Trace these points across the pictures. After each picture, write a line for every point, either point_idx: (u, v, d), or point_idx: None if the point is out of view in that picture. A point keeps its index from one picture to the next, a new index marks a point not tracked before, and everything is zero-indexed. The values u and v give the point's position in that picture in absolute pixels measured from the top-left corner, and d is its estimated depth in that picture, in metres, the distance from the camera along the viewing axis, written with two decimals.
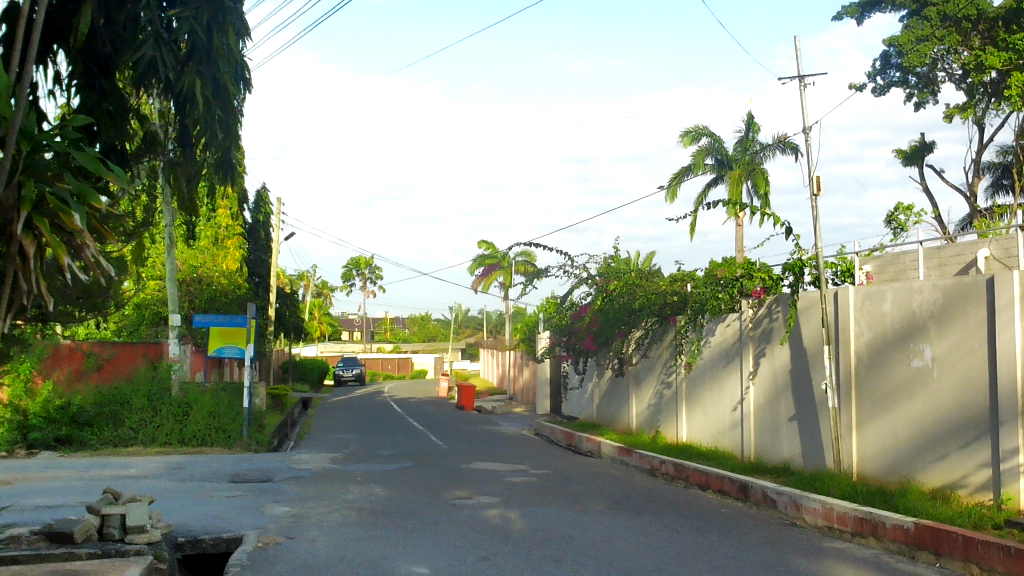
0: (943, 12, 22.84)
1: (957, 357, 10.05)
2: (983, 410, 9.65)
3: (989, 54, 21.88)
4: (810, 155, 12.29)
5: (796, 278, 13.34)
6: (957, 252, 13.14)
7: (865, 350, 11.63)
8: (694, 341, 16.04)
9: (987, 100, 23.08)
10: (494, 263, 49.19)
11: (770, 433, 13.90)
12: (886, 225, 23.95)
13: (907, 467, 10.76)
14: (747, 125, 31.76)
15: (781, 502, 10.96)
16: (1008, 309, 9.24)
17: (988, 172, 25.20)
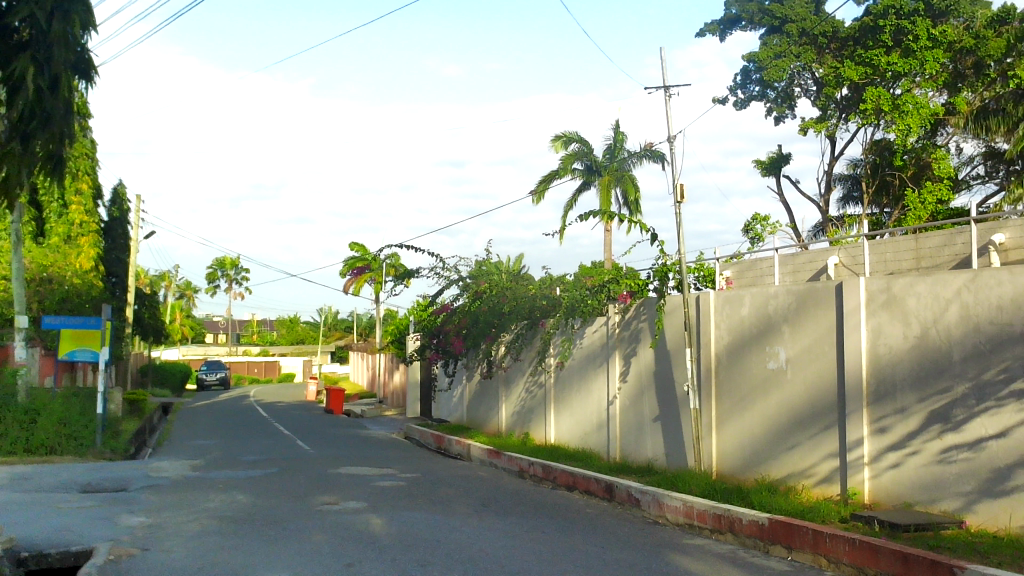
0: (800, 29, 24.06)
1: (809, 357, 10.52)
2: (830, 408, 10.16)
3: (848, 67, 22.99)
4: (674, 163, 12.68)
5: (661, 283, 13.70)
6: (810, 259, 13.72)
7: (725, 352, 12.06)
8: (564, 343, 16.27)
9: (840, 115, 24.06)
10: (364, 265, 48.67)
11: (634, 434, 14.25)
12: (744, 234, 24.92)
13: (763, 464, 11.22)
14: (615, 134, 32.41)
15: (645, 501, 11.21)
16: (855, 313, 9.71)
17: (840, 184, 26.37)
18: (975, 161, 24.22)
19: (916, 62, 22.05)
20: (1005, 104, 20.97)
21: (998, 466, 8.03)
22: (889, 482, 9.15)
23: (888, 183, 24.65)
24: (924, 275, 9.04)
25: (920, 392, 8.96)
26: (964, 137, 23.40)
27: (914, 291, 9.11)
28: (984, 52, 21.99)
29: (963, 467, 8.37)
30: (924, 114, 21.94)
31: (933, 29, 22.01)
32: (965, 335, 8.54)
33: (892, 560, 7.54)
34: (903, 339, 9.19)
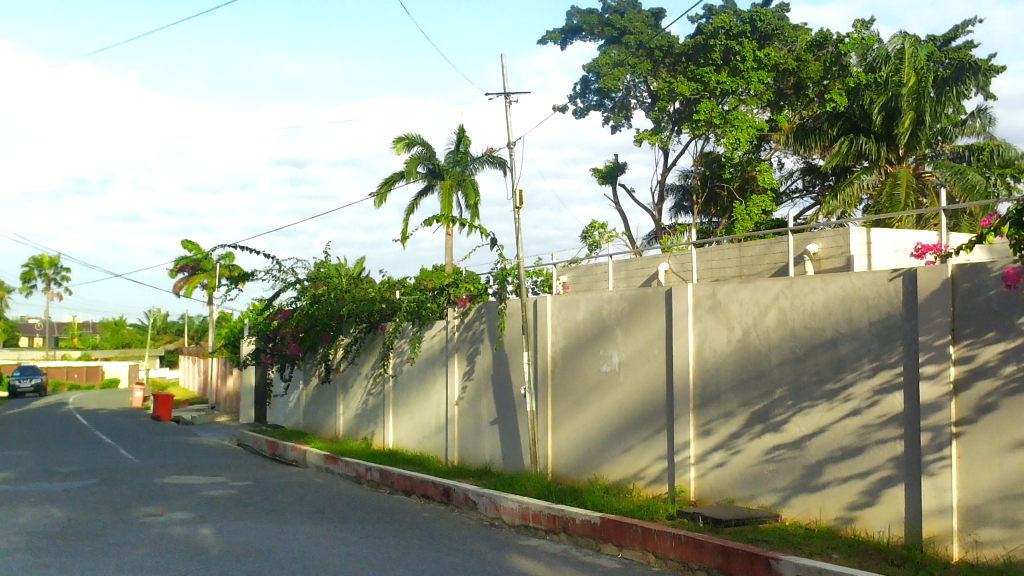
0: (637, 42, 24.83)
1: (639, 360, 10.88)
2: (658, 409, 10.55)
3: (680, 83, 23.76)
4: (514, 169, 12.85)
5: (500, 287, 13.83)
6: (641, 266, 14.18)
7: (561, 355, 12.32)
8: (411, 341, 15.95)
9: (673, 128, 24.95)
10: (198, 266, 46.84)
11: (472, 437, 14.33)
12: (583, 240, 25.52)
13: (596, 464, 11.52)
14: (459, 138, 32.49)
15: (481, 504, 11.27)
16: (683, 318, 10.12)
17: (671, 194, 27.39)
18: (795, 175, 25.69)
19: (742, 80, 23.26)
20: (822, 124, 23.51)
21: (812, 462, 8.53)
22: (714, 480, 9.60)
23: (716, 194, 25.99)
24: (745, 282, 9.49)
25: (741, 394, 9.40)
26: (785, 153, 24.89)
27: (737, 297, 9.54)
28: (804, 74, 23.51)
29: (781, 465, 8.85)
30: (748, 129, 23.01)
31: (758, 51, 23.30)
32: (782, 339, 8.98)
33: (714, 555, 7.89)
34: (726, 343, 9.64)
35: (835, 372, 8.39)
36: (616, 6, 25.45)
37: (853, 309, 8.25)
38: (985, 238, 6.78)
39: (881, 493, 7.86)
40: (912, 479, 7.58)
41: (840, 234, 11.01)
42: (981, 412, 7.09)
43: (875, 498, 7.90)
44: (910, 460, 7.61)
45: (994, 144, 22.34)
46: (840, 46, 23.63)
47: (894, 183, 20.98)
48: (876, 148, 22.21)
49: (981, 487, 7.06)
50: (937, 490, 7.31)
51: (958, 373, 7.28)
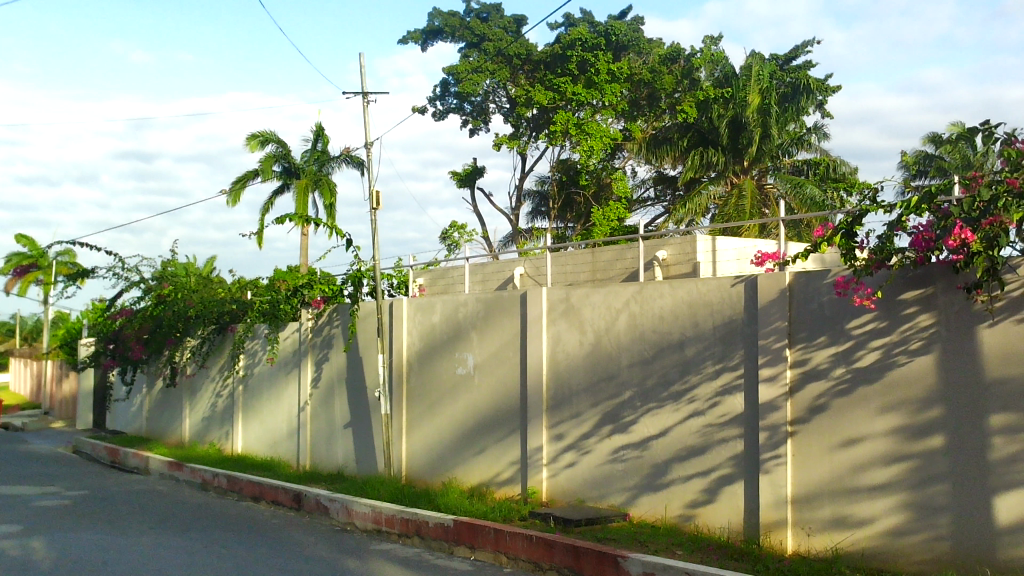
0: (495, 48, 24.97)
1: (494, 363, 10.96)
2: (512, 412, 10.65)
3: (537, 91, 23.97)
4: (372, 170, 12.70)
5: (355, 288, 13.64)
6: (497, 269, 14.28)
7: (416, 358, 12.27)
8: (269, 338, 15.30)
9: (531, 134, 25.12)
10: (32, 262, 44.16)
11: (324, 441, 14.07)
12: (442, 241, 25.55)
13: (450, 468, 11.53)
14: (315, 137, 31.87)
15: (333, 509, 11.08)
16: (537, 322, 10.26)
17: (528, 199, 27.70)
18: (648, 184, 26.46)
19: (597, 92, 23.75)
20: (673, 134, 24.41)
21: (658, 461, 8.81)
22: (565, 481, 9.79)
23: (572, 200, 26.49)
24: (597, 287, 9.71)
25: (592, 396, 9.61)
26: (638, 162, 25.61)
27: (590, 302, 9.74)
28: (659, 85, 24.34)
29: (629, 464, 9.10)
30: (604, 139, 23.66)
31: (612, 64, 23.86)
32: (632, 342, 9.22)
33: (564, 554, 8.02)
34: (578, 346, 9.83)
35: (681, 375, 8.68)
36: (479, 10, 25.60)
37: (698, 314, 8.56)
38: (820, 247, 7.16)
39: (722, 490, 8.19)
40: (751, 477, 7.93)
41: (687, 241, 11.40)
42: (814, 412, 7.49)
43: (716, 496, 8.24)
44: (749, 458, 7.96)
45: (829, 160, 23.73)
46: (692, 60, 24.63)
47: (739, 195, 21.99)
48: (724, 160, 23.17)
49: (812, 483, 7.46)
50: (773, 486, 7.67)
51: (794, 375, 7.66)
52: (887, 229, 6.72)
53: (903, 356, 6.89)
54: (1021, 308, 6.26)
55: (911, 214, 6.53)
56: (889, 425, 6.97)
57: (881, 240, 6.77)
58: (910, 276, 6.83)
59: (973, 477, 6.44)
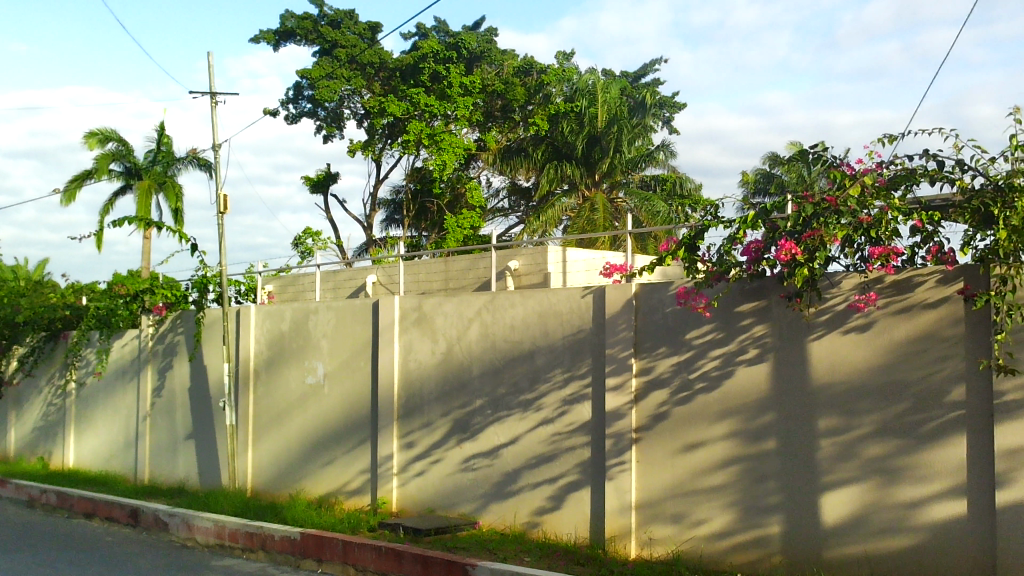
0: (348, 55, 24.59)
1: (344, 372, 10.80)
2: (361, 422, 10.53)
3: (391, 102, 23.57)
4: (219, 173, 12.30)
5: (200, 295, 13.16)
6: (349, 276, 14.10)
7: (264, 367, 11.95)
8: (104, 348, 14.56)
9: (386, 142, 24.74)
10: None
11: (164, 453, 13.50)
12: (294, 248, 24.98)
13: (297, 479, 11.29)
14: (159, 137, 30.60)
15: (172, 524, 10.64)
16: (389, 330, 10.18)
17: (383, 207, 27.44)
18: (502, 194, 26.72)
19: (450, 103, 23.74)
20: (526, 146, 24.82)
21: (507, 470, 8.90)
22: (416, 490, 9.76)
23: (426, 208, 26.46)
24: (449, 295, 9.72)
25: (443, 405, 9.61)
26: (493, 172, 25.84)
27: (442, 311, 9.74)
28: (512, 97, 24.27)
29: (479, 473, 9.16)
30: (457, 149, 23.74)
31: (464, 78, 23.92)
32: (483, 352, 9.28)
33: (413, 565, 7.98)
34: (430, 355, 9.82)
35: (531, 384, 8.80)
36: (333, 15, 25.03)
37: (548, 323, 8.70)
38: (665, 260, 7.43)
39: (568, 497, 8.35)
40: (596, 483, 8.13)
41: (538, 252, 11.58)
42: (657, 419, 7.74)
43: (562, 502, 8.39)
44: (595, 465, 8.16)
45: (675, 176, 24.64)
46: (543, 75, 24.72)
47: (592, 208, 22.52)
48: (578, 172, 23.88)
49: (654, 488, 7.72)
50: (618, 492, 7.88)
51: (638, 383, 7.90)
52: (726, 244, 7.04)
53: (739, 365, 7.23)
54: (845, 320, 6.66)
55: (748, 229, 6.86)
56: (725, 431, 7.29)
57: (720, 253, 7.08)
58: (747, 289, 7.17)
59: (802, 479, 6.81)
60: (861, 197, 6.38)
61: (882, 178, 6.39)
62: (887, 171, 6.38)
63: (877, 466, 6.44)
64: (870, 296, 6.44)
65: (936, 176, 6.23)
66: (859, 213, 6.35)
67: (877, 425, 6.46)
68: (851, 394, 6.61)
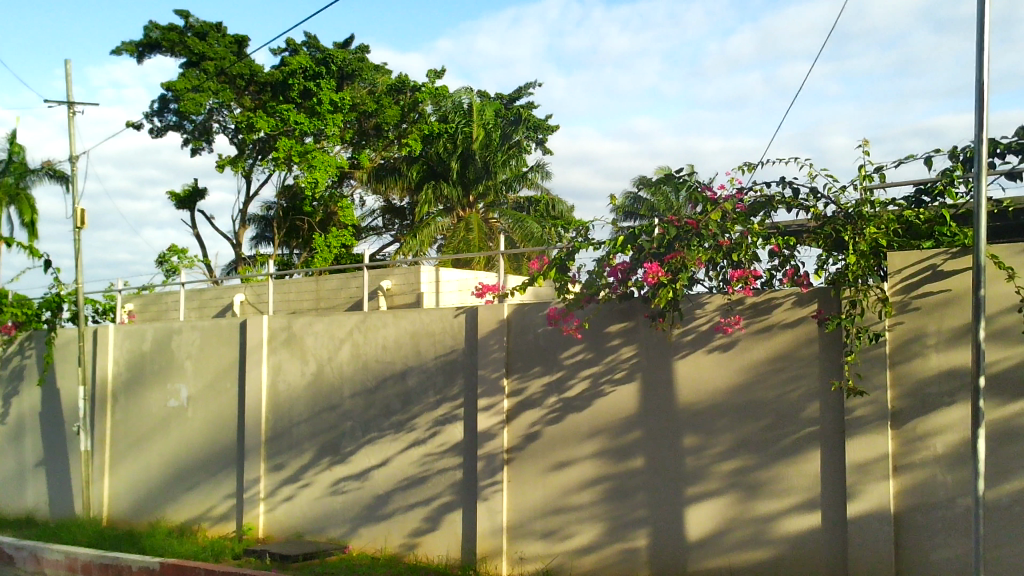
0: (217, 68, 23.82)
1: (209, 394, 10.44)
2: (226, 445, 10.19)
3: (260, 117, 23.02)
4: (76, 187, 11.75)
5: (53, 314, 12.50)
6: (215, 295, 13.68)
7: (123, 389, 11.43)
8: None
9: (256, 157, 24.21)
10: None
11: (11, 482, 12.71)
12: (158, 266, 24.06)
13: (157, 507, 10.83)
14: (11, 147, 29.01)
15: (19, 558, 10.01)
16: (256, 350, 9.92)
17: (253, 224, 26.76)
18: (376, 213, 26.49)
19: (320, 121, 23.22)
20: (400, 165, 24.81)
21: (379, 492, 8.78)
22: (283, 515, 9.52)
23: (297, 227, 25.98)
24: (320, 316, 9.53)
25: (312, 427, 9.41)
26: (367, 191, 25.61)
27: (312, 331, 9.55)
28: (383, 118, 23.90)
29: (349, 496, 8.99)
30: (330, 167, 23.40)
31: (334, 94, 23.38)
32: (355, 373, 9.14)
33: None
34: (299, 376, 9.61)
35: (402, 405, 8.72)
36: (199, 26, 24.04)
37: (421, 343, 8.65)
38: (537, 280, 7.49)
39: (440, 519, 8.30)
40: (468, 503, 8.12)
41: (411, 272, 11.51)
42: (528, 439, 7.80)
43: (434, 524, 8.33)
44: (466, 486, 8.14)
45: (548, 198, 25.00)
46: (417, 93, 24.79)
47: (467, 227, 22.61)
48: (455, 192, 24.04)
49: (525, 508, 7.77)
50: (489, 512, 7.89)
51: (510, 404, 7.94)
52: (597, 265, 7.15)
53: (608, 385, 7.36)
54: (710, 340, 6.87)
55: (617, 252, 7.01)
56: (595, 450, 7.40)
57: (591, 275, 7.18)
58: (615, 310, 7.31)
59: (668, 495, 6.98)
60: (722, 222, 6.60)
61: (742, 204, 6.62)
62: (747, 198, 6.63)
63: (737, 481, 6.67)
64: (734, 319, 6.64)
65: (793, 203, 6.53)
66: (721, 237, 6.57)
67: (738, 441, 6.69)
68: (713, 413, 6.82)
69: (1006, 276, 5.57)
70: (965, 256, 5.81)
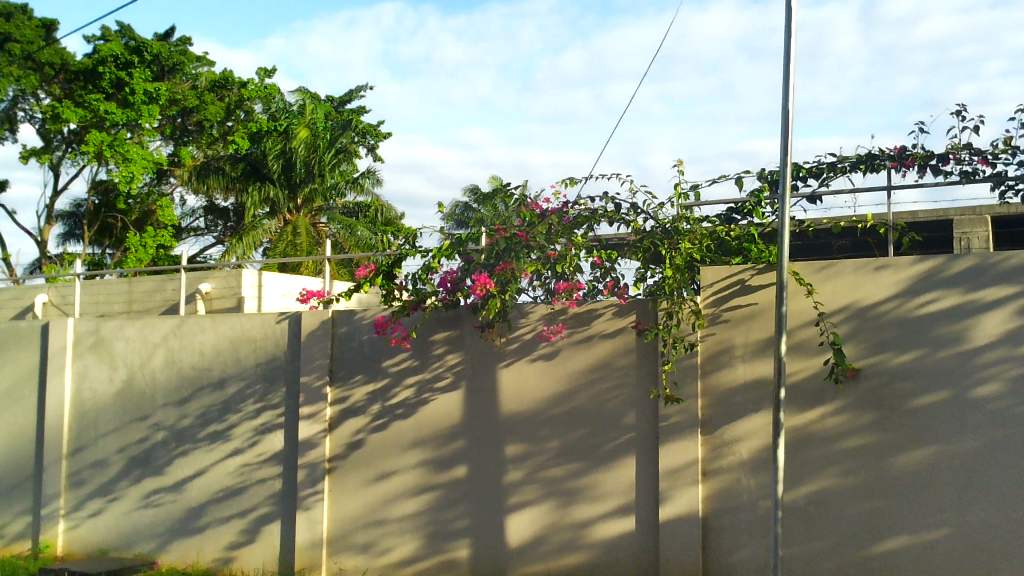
0: (22, 52, 21.87)
1: (4, 403, 9.70)
2: (21, 458, 9.49)
3: (66, 108, 21.41)
4: None
5: None
6: (15, 296, 12.75)
7: None
8: None
9: (65, 149, 22.77)
10: None
11: None
12: None
13: None
14: None
15: None
16: (59, 356, 9.30)
17: (60, 221, 25.16)
18: (197, 214, 25.49)
19: (134, 111, 21.97)
20: (224, 165, 23.99)
21: (192, 505, 8.41)
22: (87, 531, 8.96)
23: (110, 225, 24.67)
24: (131, 319, 9.03)
25: (120, 438, 8.90)
26: (188, 191, 24.60)
27: (122, 335, 9.04)
28: (205, 113, 23.02)
29: (160, 509, 8.57)
30: (146, 163, 22.27)
31: (148, 84, 22.14)
32: (168, 380, 8.72)
33: None
34: (107, 383, 9.06)
35: (219, 414, 8.38)
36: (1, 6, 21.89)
37: (240, 350, 8.35)
38: (363, 287, 7.39)
39: (258, 531, 8.04)
40: (287, 514, 7.90)
41: (232, 275, 11.11)
42: (351, 447, 7.66)
43: (251, 536, 8.06)
44: (285, 497, 7.92)
45: (379, 204, 25.01)
46: (244, 90, 23.73)
47: (293, 231, 22.09)
48: (280, 195, 23.48)
49: (346, 518, 7.63)
50: (309, 523, 7.71)
51: (332, 413, 7.79)
52: (422, 272, 7.15)
53: (434, 393, 7.35)
54: (533, 349, 6.98)
55: (444, 258, 7.03)
56: (418, 459, 7.37)
57: (416, 282, 7.18)
58: (441, 318, 7.34)
59: (491, 503, 7.04)
60: (548, 233, 6.74)
61: (567, 217, 6.77)
62: (572, 211, 6.77)
63: (556, 488, 6.80)
64: (558, 327, 6.78)
65: (614, 217, 6.74)
66: (546, 248, 6.70)
67: (558, 450, 6.82)
68: (535, 421, 6.93)
69: (805, 292, 5.95)
70: (770, 272, 6.17)
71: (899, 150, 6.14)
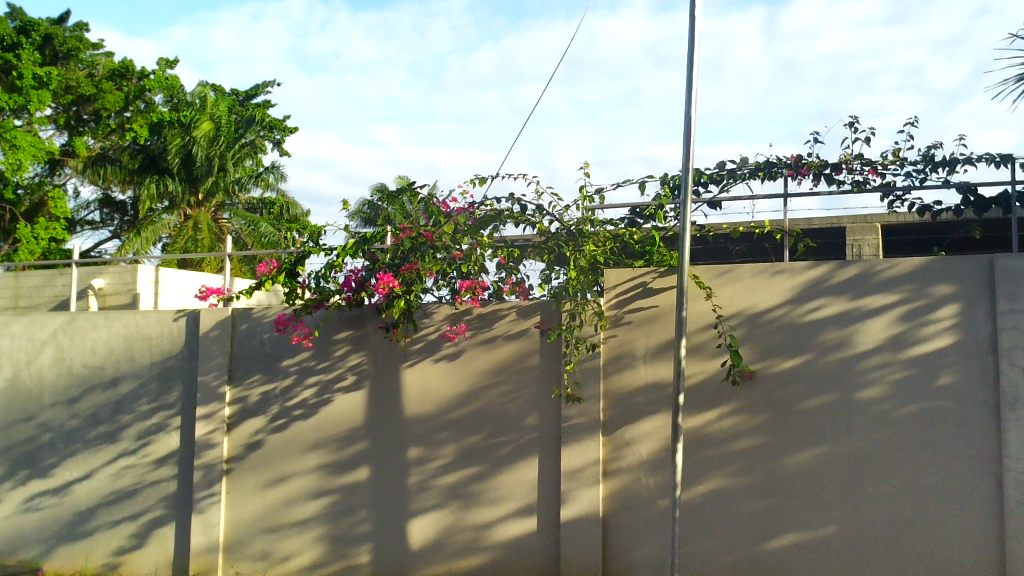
0: None
1: None
2: None
3: None
4: None
5: None
6: None
7: None
8: None
9: None
10: None
11: None
12: None
13: None
14: None
15: None
16: None
17: None
18: (92, 207, 24.59)
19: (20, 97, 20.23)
20: (120, 156, 23.27)
21: (80, 509, 8.10)
22: None
23: None
24: (18, 315, 8.66)
25: (4, 439, 8.51)
26: (82, 182, 23.73)
27: (8, 332, 8.65)
28: (101, 103, 22.07)
29: (46, 513, 8.23)
30: (35, 151, 20.97)
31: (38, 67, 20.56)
32: (57, 379, 8.38)
33: None
34: None
35: (111, 414, 8.09)
36: None
37: (134, 348, 8.08)
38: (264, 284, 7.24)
39: (150, 535, 7.79)
40: (181, 517, 7.68)
41: (127, 270, 10.71)
42: (250, 449, 7.50)
43: (143, 541, 7.81)
44: (179, 500, 7.70)
45: (283, 201, 24.59)
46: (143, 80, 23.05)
47: (194, 227, 21.52)
48: (180, 189, 22.91)
49: (242, 521, 7.46)
50: (204, 527, 7.51)
51: (230, 413, 7.60)
52: (325, 271, 7.07)
53: (334, 394, 7.25)
54: (437, 349, 6.95)
55: (348, 257, 6.96)
56: (318, 461, 7.25)
57: (320, 281, 7.10)
58: (344, 318, 7.25)
59: (392, 504, 6.98)
60: (454, 234, 6.73)
61: (473, 217, 6.77)
62: (478, 211, 6.77)
63: (458, 490, 6.78)
64: (460, 327, 6.78)
65: (520, 218, 6.77)
66: (451, 248, 6.69)
67: (460, 451, 6.81)
68: (438, 421, 6.90)
69: (705, 296, 6.09)
70: (671, 275, 6.29)
71: (795, 158, 6.33)
